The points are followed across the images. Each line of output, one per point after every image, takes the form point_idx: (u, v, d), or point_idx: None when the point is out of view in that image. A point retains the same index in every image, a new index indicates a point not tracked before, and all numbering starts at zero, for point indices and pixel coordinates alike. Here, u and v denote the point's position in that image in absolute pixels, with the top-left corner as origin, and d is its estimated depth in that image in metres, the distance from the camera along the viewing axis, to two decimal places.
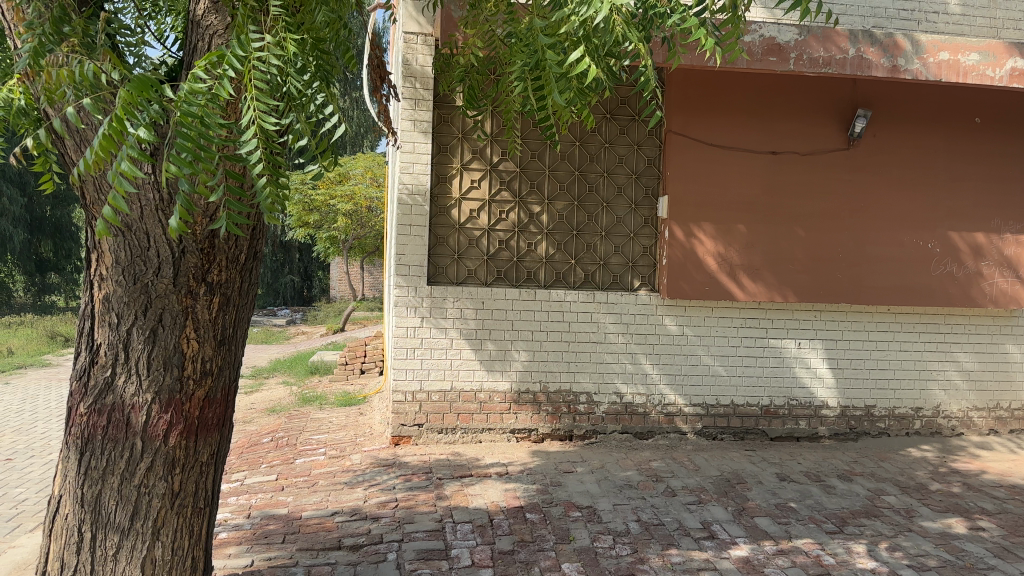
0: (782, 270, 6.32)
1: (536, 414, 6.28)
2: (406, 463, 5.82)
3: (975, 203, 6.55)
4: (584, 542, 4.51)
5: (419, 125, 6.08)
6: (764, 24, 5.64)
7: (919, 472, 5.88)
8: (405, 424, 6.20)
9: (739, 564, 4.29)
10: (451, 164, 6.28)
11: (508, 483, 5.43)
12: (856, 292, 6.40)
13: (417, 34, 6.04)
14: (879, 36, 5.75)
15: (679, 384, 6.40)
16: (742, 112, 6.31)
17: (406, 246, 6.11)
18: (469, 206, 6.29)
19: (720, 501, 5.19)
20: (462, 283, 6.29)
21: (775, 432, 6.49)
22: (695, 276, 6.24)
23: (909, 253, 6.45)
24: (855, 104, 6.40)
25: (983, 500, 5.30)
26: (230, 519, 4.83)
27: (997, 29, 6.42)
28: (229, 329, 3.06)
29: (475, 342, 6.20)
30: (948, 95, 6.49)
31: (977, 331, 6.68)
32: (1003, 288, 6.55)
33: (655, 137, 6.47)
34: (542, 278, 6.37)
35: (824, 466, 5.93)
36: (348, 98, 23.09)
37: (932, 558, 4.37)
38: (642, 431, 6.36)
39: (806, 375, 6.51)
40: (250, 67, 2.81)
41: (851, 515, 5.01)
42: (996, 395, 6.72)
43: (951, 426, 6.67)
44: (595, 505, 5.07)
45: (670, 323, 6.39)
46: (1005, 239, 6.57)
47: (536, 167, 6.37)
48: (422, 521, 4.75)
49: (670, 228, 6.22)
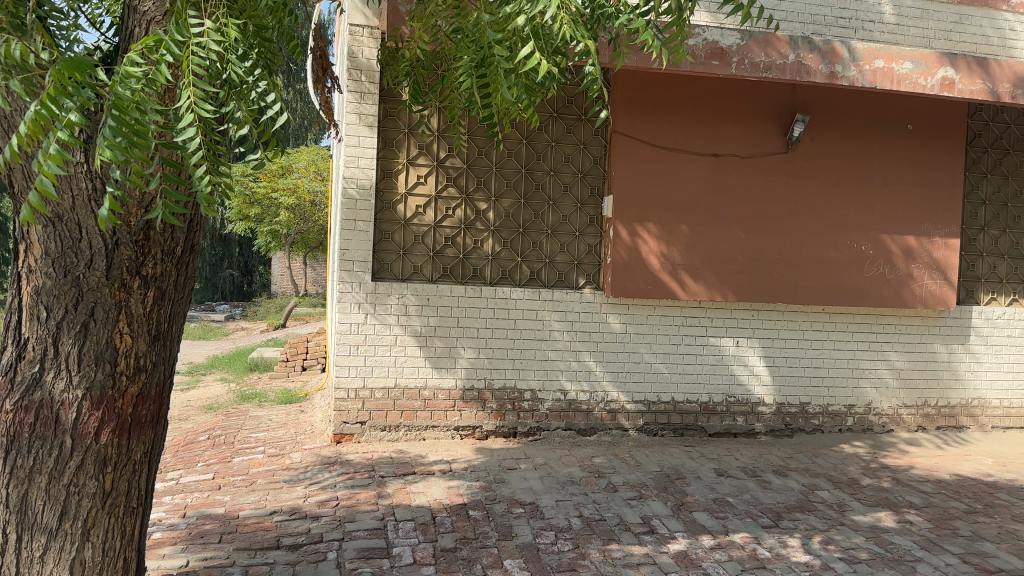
0: (722, 270, 6.44)
1: (481, 411, 6.26)
2: (348, 461, 5.74)
3: (907, 208, 6.76)
4: (527, 538, 4.53)
5: (365, 119, 5.99)
6: (707, 28, 5.70)
7: (851, 467, 6.06)
8: (347, 422, 6.09)
9: (677, 558, 4.35)
10: (396, 160, 6.20)
11: (451, 480, 5.41)
12: (793, 292, 6.55)
13: (363, 26, 5.96)
14: (818, 43, 5.88)
15: (622, 380, 6.48)
16: (685, 114, 6.39)
17: (350, 241, 6.03)
18: (415, 202, 6.24)
19: (660, 496, 5.27)
20: (408, 279, 6.23)
21: (714, 428, 6.61)
22: (638, 275, 6.31)
23: (842, 256, 6.62)
24: (793, 109, 6.56)
25: (910, 494, 5.49)
26: (165, 519, 4.70)
27: (929, 40, 6.63)
28: (163, 324, 2.98)
29: (420, 339, 6.16)
30: (881, 102, 6.70)
31: (906, 331, 6.90)
32: (932, 290, 6.78)
33: (601, 136, 6.51)
34: (488, 276, 6.36)
35: (760, 462, 6.06)
36: (291, 90, 22.67)
37: (863, 551, 4.51)
38: (585, 427, 6.41)
39: (744, 372, 6.65)
40: (188, 53, 2.77)
41: (785, 509, 5.14)
42: (923, 393, 6.96)
43: (882, 423, 6.88)
44: (538, 501, 5.09)
45: (614, 321, 6.45)
46: (934, 242, 6.80)
47: (483, 163, 6.33)
48: (364, 520, 4.70)
49: (614, 228, 6.27)
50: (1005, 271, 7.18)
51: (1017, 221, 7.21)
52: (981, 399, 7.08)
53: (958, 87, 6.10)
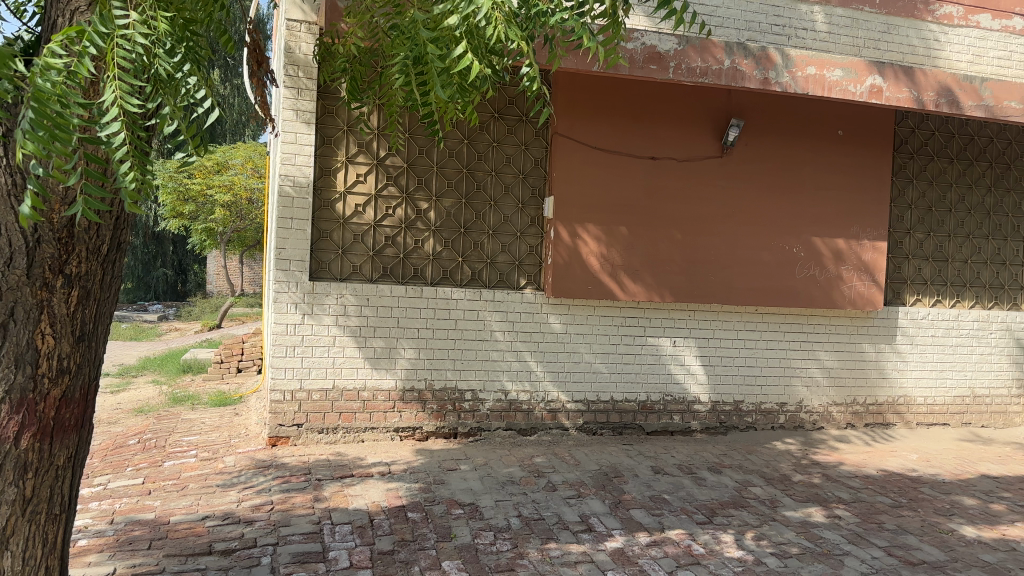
0: (660, 272, 6.52)
1: (421, 412, 6.21)
2: (284, 464, 5.63)
3: (837, 212, 6.95)
4: (465, 539, 4.51)
5: (302, 115, 5.89)
6: (646, 33, 5.76)
7: (783, 463, 6.20)
8: (283, 425, 5.97)
9: (614, 556, 4.39)
10: (335, 157, 6.11)
11: (390, 482, 5.35)
12: (728, 293, 6.68)
13: (300, 21, 5.83)
14: (753, 49, 6.00)
15: (562, 380, 6.50)
16: (624, 117, 6.45)
17: (287, 240, 5.91)
18: (354, 201, 6.15)
19: (599, 494, 5.30)
20: (346, 279, 6.14)
21: (652, 426, 6.69)
22: (578, 276, 6.34)
23: (776, 257, 6.78)
24: (728, 114, 6.69)
25: (839, 490, 5.64)
26: (90, 525, 4.54)
27: (859, 48, 6.84)
28: (88, 325, 2.87)
29: (360, 339, 6.08)
30: (813, 109, 6.88)
31: (836, 331, 7.10)
32: (860, 291, 6.98)
33: (542, 137, 6.53)
34: (429, 276, 6.32)
35: (695, 459, 6.16)
36: (228, 85, 22.15)
37: (794, 546, 4.62)
38: (526, 427, 6.42)
39: (681, 372, 6.75)
40: (113, 45, 2.69)
41: (719, 505, 5.23)
42: (852, 391, 7.17)
43: (813, 420, 7.07)
44: (477, 502, 5.08)
45: (555, 321, 6.47)
46: (862, 245, 7.01)
47: (424, 163, 6.29)
48: (299, 524, 4.61)
49: (555, 228, 6.29)
50: (929, 272, 7.44)
51: (940, 225, 7.48)
52: (906, 396, 7.33)
53: (886, 94, 6.30)
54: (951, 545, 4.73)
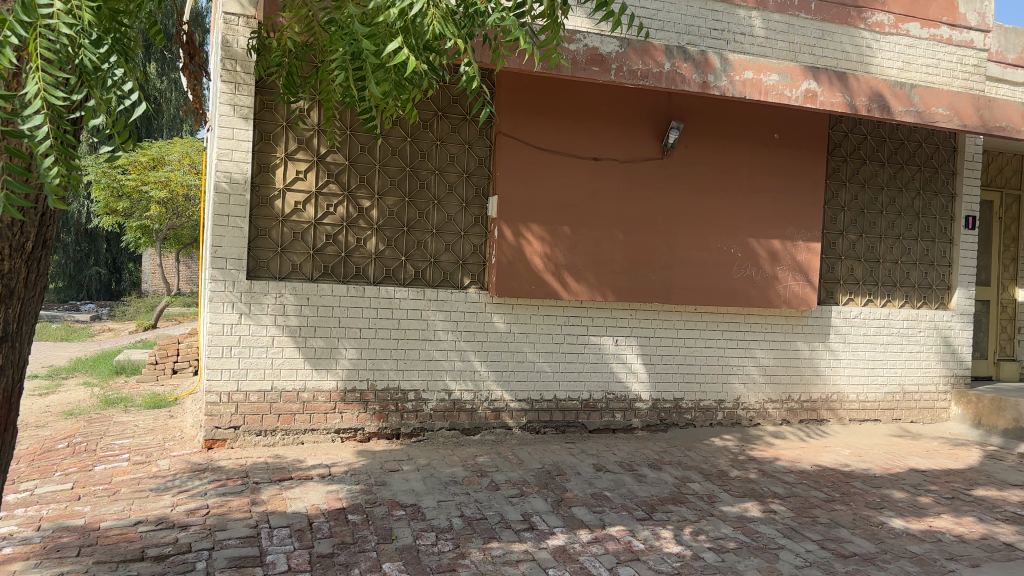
0: (602, 271, 6.57)
1: (362, 413, 6.15)
2: (220, 467, 5.51)
3: (773, 214, 7.11)
4: (407, 541, 4.48)
5: (239, 110, 5.77)
6: (588, 34, 5.78)
7: (721, 459, 6.31)
8: (219, 427, 5.84)
9: (556, 553, 4.41)
10: (274, 153, 6.01)
11: (330, 484, 5.28)
12: (668, 293, 6.77)
13: (238, 15, 5.72)
14: (692, 53, 6.09)
15: (506, 379, 6.51)
16: (567, 118, 6.49)
17: (223, 238, 5.78)
18: (294, 198, 6.05)
19: (541, 493, 5.32)
20: (286, 278, 6.04)
21: (594, 424, 6.75)
22: (522, 276, 6.35)
23: (714, 258, 6.90)
24: (669, 116, 6.78)
25: (775, 485, 5.77)
26: (16, 532, 4.37)
27: (795, 53, 7.00)
28: (11, 325, 2.76)
29: (299, 339, 5.99)
30: (750, 112, 7.02)
31: (772, 330, 7.27)
32: (795, 291, 7.15)
33: (485, 136, 6.52)
34: (371, 274, 6.25)
35: (636, 456, 6.23)
36: (165, 78, 21.59)
37: (731, 540, 4.71)
38: (469, 427, 6.41)
39: (623, 370, 6.82)
40: (36, 35, 2.61)
41: (659, 501, 5.30)
42: (787, 388, 7.34)
43: (749, 417, 7.22)
44: (419, 503, 5.04)
45: (498, 320, 6.47)
46: (797, 246, 7.17)
47: (366, 160, 6.21)
48: (236, 528, 4.52)
49: (499, 228, 6.28)
50: (861, 273, 7.66)
51: (872, 227, 7.71)
52: (839, 393, 7.53)
53: (820, 99, 6.46)
54: (881, 537, 4.88)
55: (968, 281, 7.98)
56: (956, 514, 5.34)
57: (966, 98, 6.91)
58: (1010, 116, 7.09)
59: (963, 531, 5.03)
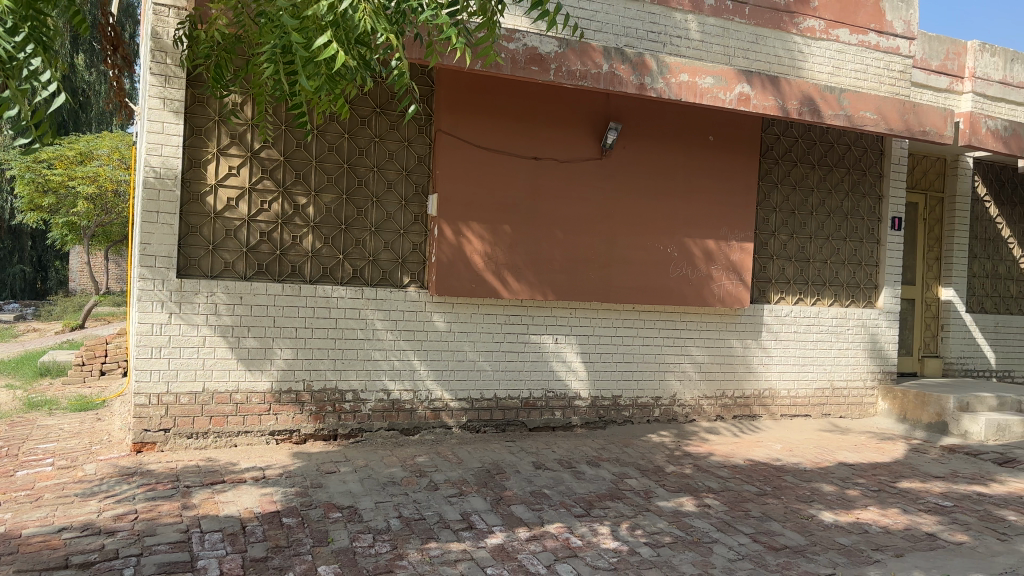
0: (542, 270, 6.60)
1: (298, 414, 6.05)
2: (149, 471, 5.36)
3: (708, 214, 7.25)
4: (343, 543, 4.42)
5: (169, 104, 5.63)
6: (527, 34, 5.80)
7: (658, 455, 6.40)
8: (148, 430, 5.69)
9: (494, 552, 4.41)
10: (206, 149, 5.86)
11: (264, 487, 5.19)
12: (606, 291, 6.83)
13: (169, 6, 5.57)
14: (629, 55, 6.16)
15: (446, 379, 6.49)
16: (507, 117, 6.49)
17: (152, 235, 5.63)
18: (226, 194, 5.91)
19: (480, 492, 5.31)
20: (218, 276, 5.90)
21: (534, 422, 6.77)
22: (462, 275, 6.33)
23: (651, 257, 6.99)
24: (608, 117, 6.84)
25: (709, 479, 5.89)
26: None
27: (730, 57, 7.15)
28: None
29: (232, 339, 5.86)
30: (686, 115, 7.15)
31: (707, 328, 7.41)
32: (729, 290, 7.30)
33: (425, 134, 6.48)
34: (307, 273, 6.16)
35: (575, 453, 6.28)
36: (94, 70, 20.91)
37: (666, 535, 4.78)
38: (408, 427, 6.37)
39: (562, 368, 6.86)
40: None
41: (597, 498, 5.35)
42: (722, 385, 7.50)
43: (685, 413, 7.34)
44: (356, 504, 4.99)
45: (438, 319, 6.45)
46: (731, 246, 7.32)
47: (301, 156, 6.12)
48: (165, 533, 4.40)
49: (438, 226, 6.25)
50: (792, 272, 7.86)
51: (802, 227, 7.92)
52: (771, 389, 7.72)
53: (753, 102, 6.61)
54: (810, 529, 5.02)
55: (894, 280, 8.25)
56: (882, 506, 5.52)
57: (892, 103, 7.16)
58: (934, 120, 7.34)
59: (888, 522, 5.21)
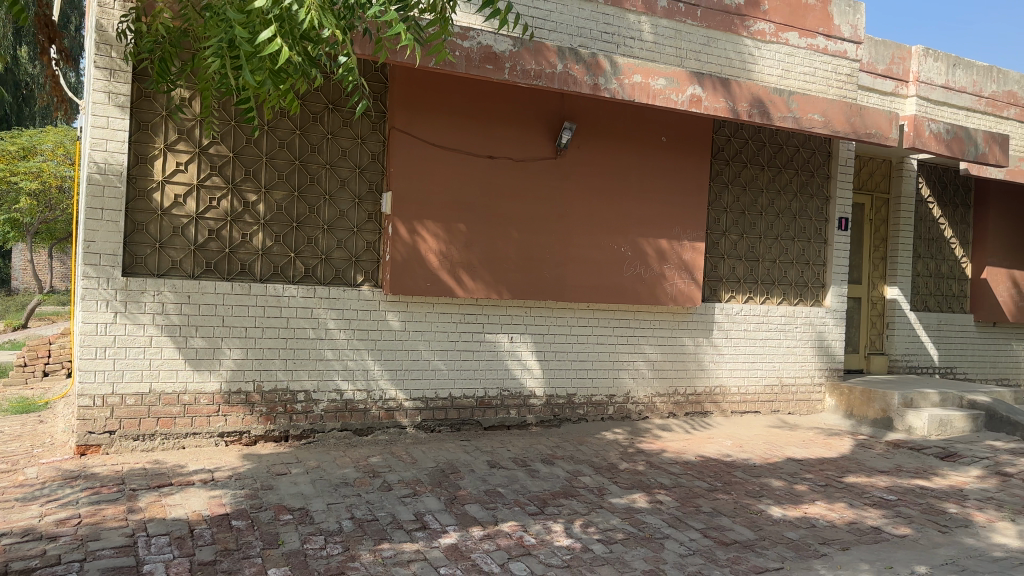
0: (497, 269, 6.60)
1: (248, 415, 5.96)
2: (94, 474, 5.23)
3: (662, 214, 7.32)
4: (294, 545, 4.37)
5: (115, 98, 5.50)
6: (481, 32, 5.79)
7: (611, 453, 6.45)
8: (93, 432, 5.55)
9: (447, 552, 4.40)
10: (153, 144, 5.74)
11: (213, 489, 5.10)
12: (561, 290, 6.86)
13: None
14: (583, 55, 6.19)
15: (400, 378, 6.46)
16: (462, 115, 6.48)
17: (97, 233, 5.49)
18: (174, 191, 5.80)
19: (434, 492, 5.30)
20: (165, 275, 5.78)
21: (489, 421, 6.78)
22: (417, 273, 6.30)
23: (605, 256, 7.04)
24: (562, 116, 6.87)
25: (661, 476, 5.95)
26: None
27: (682, 59, 7.24)
28: None
29: (180, 339, 5.76)
30: (640, 115, 7.21)
31: (660, 326, 7.49)
32: (681, 288, 7.38)
33: (378, 131, 6.44)
34: (258, 271, 6.07)
35: (530, 452, 6.30)
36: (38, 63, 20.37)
37: (619, 531, 4.82)
38: (361, 427, 6.32)
39: (517, 367, 6.88)
40: None
41: (551, 495, 5.38)
42: (675, 382, 7.59)
43: (639, 411, 7.42)
44: (307, 506, 4.93)
45: (392, 318, 6.41)
46: (683, 245, 7.41)
47: (252, 153, 6.02)
48: (110, 537, 4.30)
49: (393, 224, 6.21)
50: (742, 271, 7.99)
51: (752, 227, 8.05)
52: (722, 386, 7.84)
53: (705, 104, 6.70)
54: (759, 524, 5.10)
55: (841, 280, 8.43)
56: (828, 500, 5.64)
57: (838, 106, 7.31)
58: (879, 123, 7.53)
59: (834, 516, 5.32)
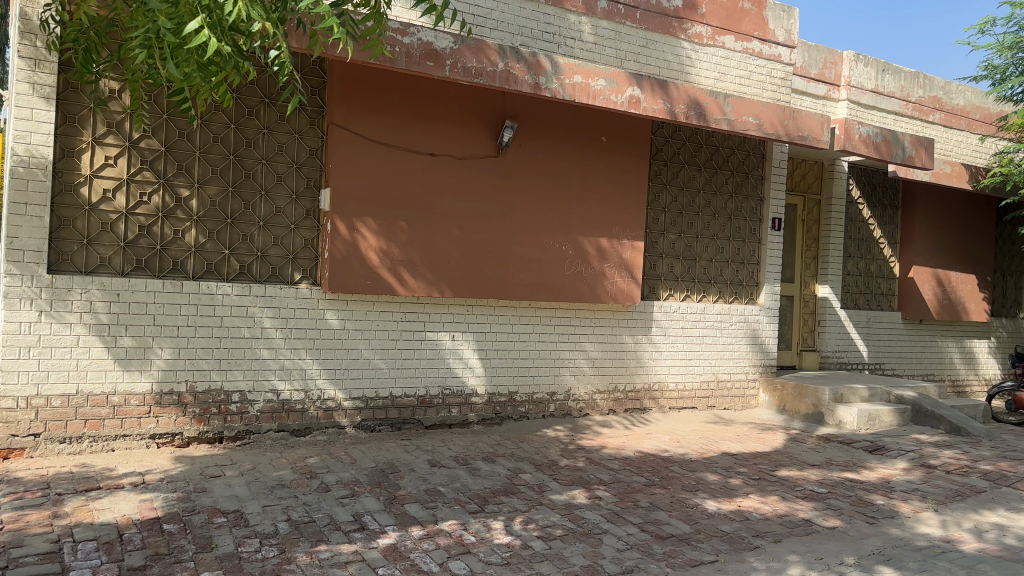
0: (438, 267, 6.58)
1: (180, 416, 5.83)
2: (16, 479, 5.04)
3: (602, 213, 7.40)
4: (228, 548, 4.29)
5: (39, 89, 5.32)
6: (421, 29, 5.77)
7: (552, 450, 6.50)
8: (16, 436, 5.35)
9: (386, 552, 4.37)
10: (80, 137, 5.57)
11: (144, 493, 4.97)
12: (503, 288, 6.87)
13: None
14: (524, 54, 6.21)
15: (339, 377, 6.39)
16: (402, 112, 6.44)
17: (20, 228, 5.30)
18: (102, 185, 5.63)
19: (373, 492, 5.26)
20: (93, 272, 5.60)
21: (430, 420, 6.75)
22: (357, 271, 6.24)
23: (546, 255, 7.08)
24: (504, 115, 6.89)
25: (600, 472, 6.02)
26: None
27: (621, 60, 7.33)
28: None
29: (109, 338, 5.59)
30: (580, 114, 7.27)
31: (601, 324, 7.57)
32: (621, 287, 7.47)
33: (317, 127, 6.36)
34: (191, 269, 5.93)
35: (471, 450, 6.30)
36: None
37: (558, 528, 4.86)
38: (299, 428, 6.23)
39: (458, 365, 6.87)
40: None
41: (491, 493, 5.39)
42: (614, 379, 7.68)
43: (579, 408, 7.48)
44: (242, 509, 4.85)
45: (331, 317, 6.34)
46: (623, 245, 7.49)
47: (184, 147, 5.88)
48: (34, 544, 4.15)
49: (332, 221, 6.14)
50: (679, 270, 8.13)
51: (690, 227, 8.20)
52: (660, 383, 7.96)
53: (643, 105, 6.80)
54: (695, 518, 5.20)
55: (774, 279, 8.64)
56: (762, 494, 5.78)
57: (772, 109, 7.50)
58: (812, 125, 7.74)
59: (767, 509, 5.45)
